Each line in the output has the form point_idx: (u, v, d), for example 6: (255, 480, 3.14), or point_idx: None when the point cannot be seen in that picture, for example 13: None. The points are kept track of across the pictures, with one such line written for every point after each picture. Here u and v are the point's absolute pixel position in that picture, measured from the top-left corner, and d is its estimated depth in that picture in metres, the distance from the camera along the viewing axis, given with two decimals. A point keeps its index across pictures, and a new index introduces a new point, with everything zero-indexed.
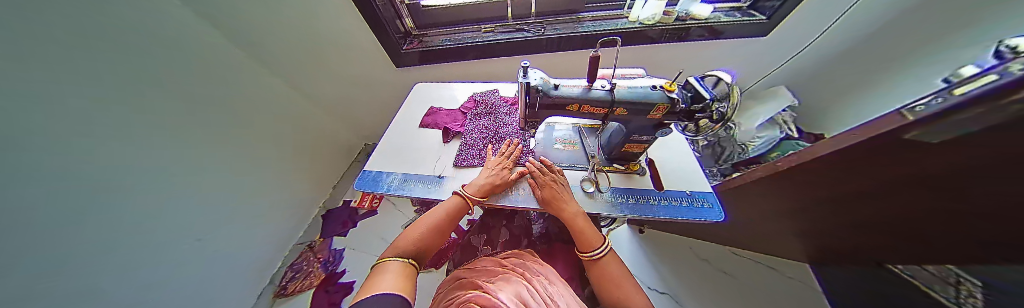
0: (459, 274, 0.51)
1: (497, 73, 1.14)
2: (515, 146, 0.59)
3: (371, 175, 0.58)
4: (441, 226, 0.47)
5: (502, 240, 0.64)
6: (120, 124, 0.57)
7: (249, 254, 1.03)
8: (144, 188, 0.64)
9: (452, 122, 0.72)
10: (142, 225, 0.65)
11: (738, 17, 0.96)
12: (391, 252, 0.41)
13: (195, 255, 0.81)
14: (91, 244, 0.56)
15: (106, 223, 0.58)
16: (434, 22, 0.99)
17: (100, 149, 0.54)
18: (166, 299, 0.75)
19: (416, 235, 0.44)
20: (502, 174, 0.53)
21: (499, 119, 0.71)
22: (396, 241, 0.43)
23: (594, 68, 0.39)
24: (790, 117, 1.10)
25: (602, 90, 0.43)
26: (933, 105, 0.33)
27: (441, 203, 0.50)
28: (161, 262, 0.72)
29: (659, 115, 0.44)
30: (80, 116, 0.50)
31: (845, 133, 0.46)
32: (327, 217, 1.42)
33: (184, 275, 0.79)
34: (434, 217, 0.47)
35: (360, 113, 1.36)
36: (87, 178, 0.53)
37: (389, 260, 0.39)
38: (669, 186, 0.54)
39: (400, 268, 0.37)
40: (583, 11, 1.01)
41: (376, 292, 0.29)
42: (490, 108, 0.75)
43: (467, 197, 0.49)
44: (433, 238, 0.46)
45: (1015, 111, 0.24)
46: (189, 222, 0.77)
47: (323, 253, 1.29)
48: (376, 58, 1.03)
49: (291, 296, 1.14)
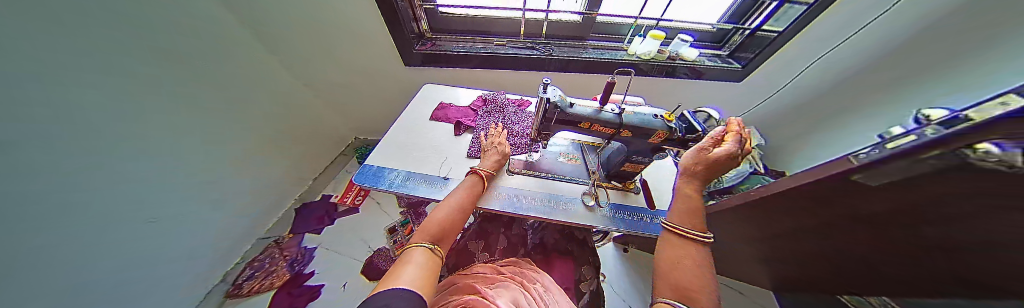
0: (454, 279, 0.50)
1: (503, 84, 1.18)
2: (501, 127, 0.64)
3: (372, 170, 0.57)
4: (463, 206, 0.47)
5: (500, 248, 0.64)
6: (64, 85, 0.49)
7: (202, 247, 0.91)
8: (93, 162, 0.57)
9: (463, 117, 0.75)
10: (86, 203, 0.57)
11: (719, 63, 1.09)
12: (418, 238, 0.40)
13: (141, 240, 0.71)
14: (22, 218, 0.48)
15: (40, 196, 0.50)
16: (450, 28, 1.03)
17: (51, 110, 0.48)
18: (94, 292, 0.64)
19: (440, 222, 0.42)
20: (499, 149, 0.58)
21: (508, 118, 0.76)
22: (421, 227, 0.42)
23: (609, 92, 0.43)
24: (758, 154, 1.23)
25: (610, 113, 0.47)
26: (873, 154, 0.37)
27: (461, 183, 0.51)
28: (98, 249, 0.62)
29: (658, 140, 0.49)
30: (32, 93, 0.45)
31: (802, 172, 0.52)
32: (300, 212, 1.33)
33: (123, 269, 0.69)
34: (460, 197, 0.48)
35: (356, 105, 1.33)
36: (36, 161, 0.48)
37: (416, 246, 0.38)
38: (661, 205, 0.58)
39: (427, 259, 0.36)
40: (588, 39, 1.09)
41: (394, 287, 0.28)
42: (499, 109, 0.78)
43: (482, 171, 0.53)
44: (456, 222, 0.45)
45: (940, 162, 0.30)
46: (145, 211, 0.70)
47: (291, 251, 1.18)
48: (383, 49, 1.01)
49: (247, 298, 1.02)
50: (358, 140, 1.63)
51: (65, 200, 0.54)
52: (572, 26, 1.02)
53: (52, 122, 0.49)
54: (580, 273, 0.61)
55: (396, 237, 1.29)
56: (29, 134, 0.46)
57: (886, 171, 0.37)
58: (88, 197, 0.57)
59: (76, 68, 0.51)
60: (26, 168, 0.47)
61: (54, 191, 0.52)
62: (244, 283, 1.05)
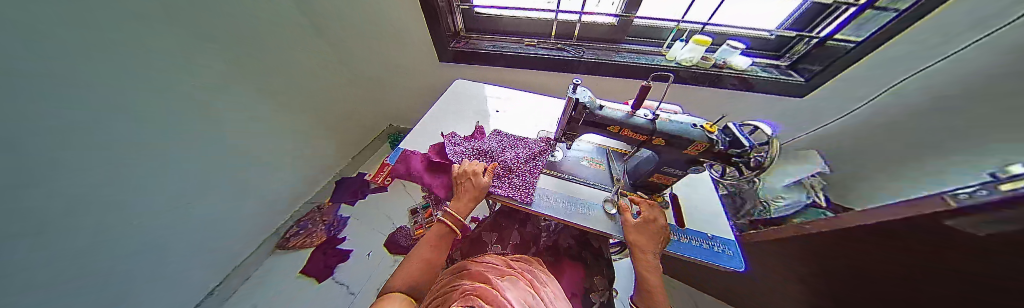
0: (464, 264, 0.52)
1: (530, 83, 1.21)
2: (473, 165, 0.54)
3: (404, 152, 0.64)
4: (431, 260, 0.47)
5: (512, 243, 0.64)
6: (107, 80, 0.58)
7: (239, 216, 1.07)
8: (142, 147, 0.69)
9: (434, 168, 0.58)
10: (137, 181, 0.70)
11: (776, 74, 0.96)
12: (395, 287, 0.40)
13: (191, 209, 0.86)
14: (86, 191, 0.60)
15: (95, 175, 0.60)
16: (484, 28, 1.06)
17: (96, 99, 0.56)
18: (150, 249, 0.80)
19: (413, 274, 0.43)
20: (474, 185, 0.51)
21: (485, 146, 0.63)
22: (392, 278, 0.42)
23: (643, 96, 0.39)
24: (817, 183, 1.04)
25: (642, 118, 0.43)
26: (974, 195, 0.32)
27: (426, 238, 0.51)
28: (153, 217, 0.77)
29: (694, 151, 0.42)
30: (93, 92, 0.56)
31: (889, 206, 0.46)
32: (339, 184, 1.57)
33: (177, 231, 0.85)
34: (433, 253, 0.48)
35: (392, 94, 1.45)
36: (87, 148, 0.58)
37: (392, 292, 0.38)
38: (691, 225, 0.52)
39: (404, 304, 0.36)
40: (623, 42, 1.04)
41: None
42: (479, 147, 0.62)
43: (451, 222, 0.51)
44: (427, 275, 0.45)
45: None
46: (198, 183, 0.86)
47: (328, 216, 1.42)
48: (422, 46, 1.10)
49: (290, 250, 1.29)
50: (392, 127, 1.80)
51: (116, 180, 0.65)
52: (606, 29, 0.99)
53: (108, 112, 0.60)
54: (590, 283, 0.59)
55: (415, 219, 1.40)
56: (90, 132, 0.58)
57: (985, 217, 0.31)
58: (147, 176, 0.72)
59: (126, 75, 0.61)
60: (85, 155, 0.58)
61: (112, 171, 0.64)
62: (290, 238, 1.31)
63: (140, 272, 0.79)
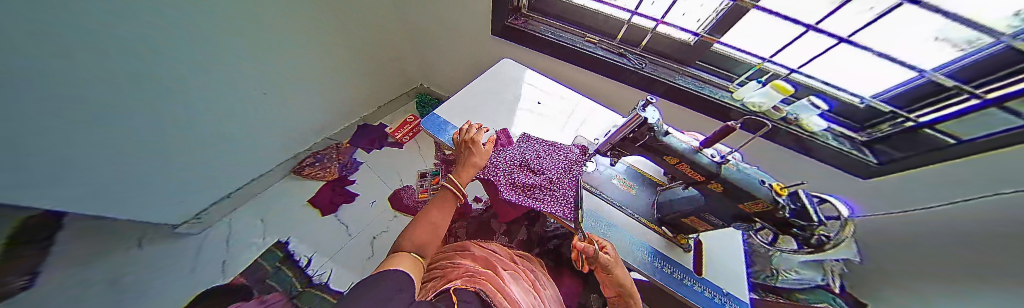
0: (471, 247, 0.63)
1: (573, 78, 1.18)
2: (476, 130, 0.51)
3: (439, 120, 0.67)
4: (437, 227, 0.46)
5: (519, 239, 0.85)
6: (208, 34, 0.63)
7: (270, 144, 1.16)
8: (219, 86, 0.76)
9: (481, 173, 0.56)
10: (211, 116, 0.79)
11: (844, 145, 0.85)
12: (406, 247, 0.41)
13: (240, 136, 0.96)
14: (170, 119, 0.68)
15: (180, 108, 0.68)
16: (548, 10, 0.98)
17: (198, 50, 0.63)
18: (208, 164, 0.91)
19: (422, 237, 0.43)
20: (476, 148, 0.51)
21: (516, 152, 0.60)
22: (402, 238, 0.43)
23: (721, 134, 0.34)
24: (837, 267, 0.96)
25: (709, 157, 0.40)
26: None
27: (430, 204, 0.49)
28: (214, 142, 0.87)
29: (752, 208, 0.39)
30: (199, 43, 0.62)
31: None
32: (362, 128, 1.65)
33: (226, 154, 0.96)
34: (439, 215, 0.47)
35: (435, 57, 1.47)
36: (184, 86, 0.65)
37: (404, 252, 0.39)
38: (708, 275, 0.50)
39: (415, 263, 0.38)
40: (690, 65, 0.96)
41: (391, 267, 0.33)
42: (517, 158, 0.59)
43: (454, 187, 0.50)
44: (433, 242, 0.44)
45: None
46: (249, 118, 0.94)
47: (344, 156, 1.54)
48: (480, 13, 1.06)
49: (304, 178, 1.42)
50: (421, 87, 1.84)
51: (195, 112, 0.73)
52: (679, 45, 0.90)
53: (205, 57, 0.66)
54: (586, 299, 0.72)
55: (423, 183, 1.49)
56: (102, 104, 0.50)
57: None
58: (221, 112, 0.81)
59: (226, 29, 0.67)
60: (181, 93, 0.66)
61: (194, 108, 0.72)
62: (304, 167, 1.43)
63: (196, 179, 0.92)
